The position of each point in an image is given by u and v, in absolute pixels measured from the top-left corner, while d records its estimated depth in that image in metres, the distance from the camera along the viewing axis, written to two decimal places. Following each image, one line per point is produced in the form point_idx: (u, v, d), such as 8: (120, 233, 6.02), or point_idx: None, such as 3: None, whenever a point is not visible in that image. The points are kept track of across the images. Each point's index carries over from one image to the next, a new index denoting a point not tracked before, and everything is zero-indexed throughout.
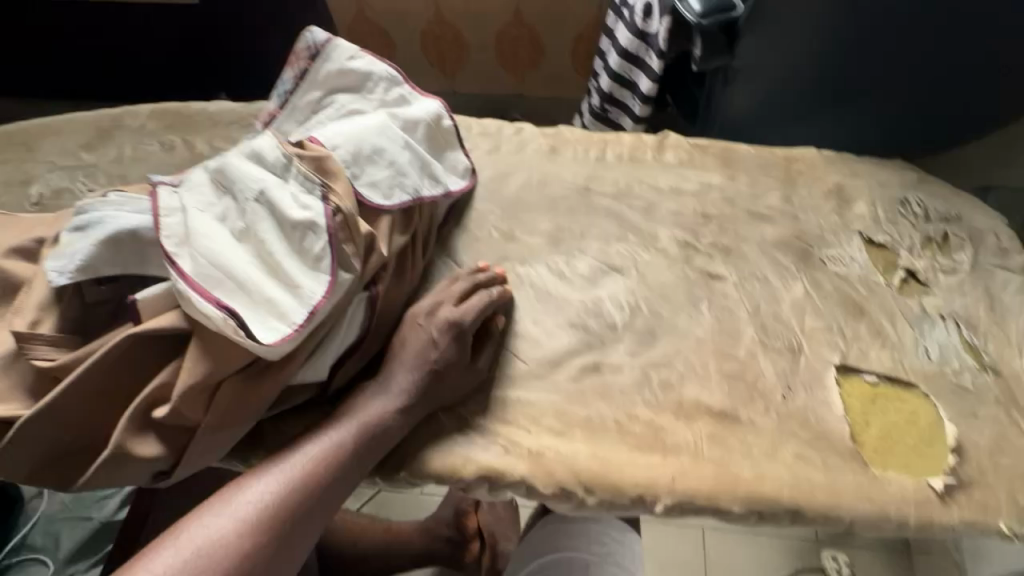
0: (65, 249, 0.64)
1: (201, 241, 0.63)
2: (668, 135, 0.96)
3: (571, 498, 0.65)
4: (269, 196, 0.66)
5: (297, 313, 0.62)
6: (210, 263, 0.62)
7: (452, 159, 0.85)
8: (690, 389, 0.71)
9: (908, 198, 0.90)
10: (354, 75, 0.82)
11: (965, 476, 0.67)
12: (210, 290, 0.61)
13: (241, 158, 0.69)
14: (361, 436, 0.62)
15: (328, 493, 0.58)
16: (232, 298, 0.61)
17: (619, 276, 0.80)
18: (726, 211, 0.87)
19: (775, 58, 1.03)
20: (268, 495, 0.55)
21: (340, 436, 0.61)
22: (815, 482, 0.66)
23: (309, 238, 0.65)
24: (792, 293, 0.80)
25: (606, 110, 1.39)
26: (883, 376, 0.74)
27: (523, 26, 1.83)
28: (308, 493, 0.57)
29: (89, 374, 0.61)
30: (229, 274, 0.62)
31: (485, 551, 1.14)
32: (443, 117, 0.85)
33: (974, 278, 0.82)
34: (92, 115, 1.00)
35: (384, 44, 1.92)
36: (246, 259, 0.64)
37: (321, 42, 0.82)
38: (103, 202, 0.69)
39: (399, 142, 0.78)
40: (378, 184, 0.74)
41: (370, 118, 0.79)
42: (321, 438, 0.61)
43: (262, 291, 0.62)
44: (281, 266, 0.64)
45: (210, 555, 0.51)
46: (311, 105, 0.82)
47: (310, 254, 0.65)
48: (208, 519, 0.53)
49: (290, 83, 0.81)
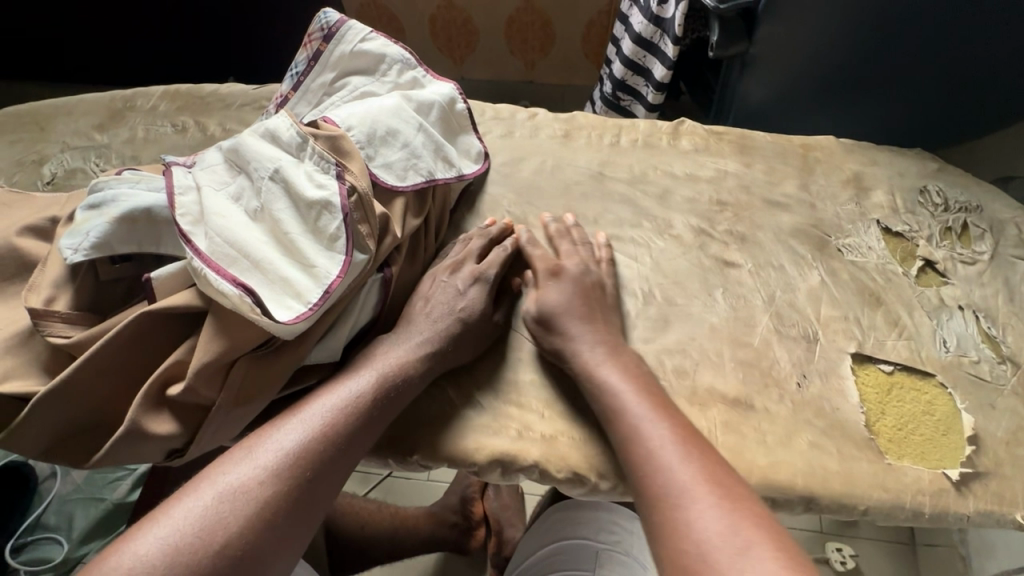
0: (81, 226, 0.64)
1: (219, 220, 0.63)
2: (683, 122, 0.95)
3: (584, 482, 0.65)
4: (284, 174, 0.66)
5: (312, 293, 0.61)
6: (227, 242, 0.61)
7: (465, 143, 0.85)
8: (704, 376, 0.71)
9: (927, 187, 0.88)
10: (367, 57, 0.81)
11: (981, 468, 0.67)
12: (227, 267, 0.60)
13: (257, 138, 0.69)
14: (380, 388, 0.61)
15: (351, 443, 0.57)
16: (248, 276, 0.60)
17: (633, 263, 0.80)
18: (742, 199, 0.86)
19: (795, 47, 1.02)
20: (291, 443, 0.54)
21: (362, 386, 0.61)
22: (829, 470, 0.66)
23: (324, 217, 0.64)
24: (808, 282, 0.79)
25: (618, 98, 1.38)
26: (900, 366, 0.73)
27: (534, 12, 1.81)
28: (330, 440, 0.56)
29: (103, 353, 0.61)
30: (244, 253, 0.61)
31: (491, 537, 1.18)
32: (456, 101, 0.85)
33: (995, 269, 0.81)
34: (105, 96, 0.99)
35: (394, 30, 1.91)
36: (261, 238, 0.64)
37: (334, 24, 0.80)
38: (119, 180, 0.69)
39: (413, 124, 0.77)
40: (392, 166, 0.74)
41: (385, 100, 0.78)
42: (343, 389, 0.60)
43: (277, 270, 0.62)
44: (297, 245, 0.63)
45: (236, 501, 0.50)
46: (325, 88, 0.81)
47: (325, 233, 0.64)
48: (232, 466, 0.52)
49: (304, 64, 0.80)
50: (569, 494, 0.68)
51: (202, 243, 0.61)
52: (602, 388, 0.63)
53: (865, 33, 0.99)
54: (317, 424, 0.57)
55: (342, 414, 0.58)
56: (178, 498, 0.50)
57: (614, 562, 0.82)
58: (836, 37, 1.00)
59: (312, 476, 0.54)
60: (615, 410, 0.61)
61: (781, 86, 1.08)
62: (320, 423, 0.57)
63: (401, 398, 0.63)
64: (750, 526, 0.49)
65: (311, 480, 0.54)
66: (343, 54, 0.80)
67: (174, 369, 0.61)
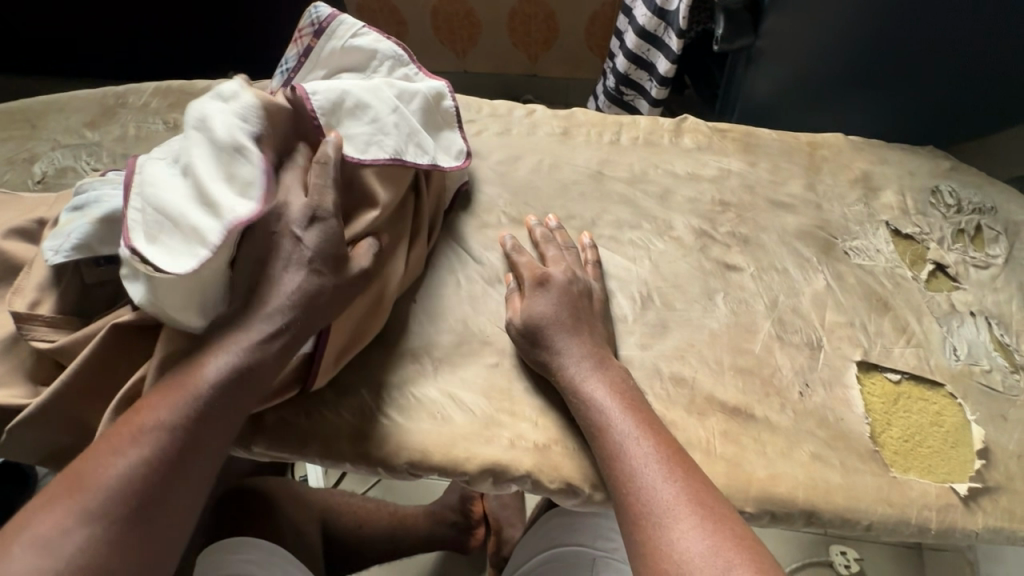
0: (63, 228, 0.63)
1: (148, 189, 0.60)
2: (686, 119, 0.92)
3: (578, 493, 0.64)
4: (206, 124, 0.63)
5: (217, 234, 0.57)
6: (155, 214, 0.58)
7: (448, 139, 0.80)
8: (703, 384, 0.69)
9: (939, 187, 0.85)
10: (354, 47, 0.79)
11: (991, 481, 0.64)
12: (154, 238, 0.57)
13: (200, 99, 0.67)
14: (223, 373, 0.55)
15: (195, 438, 0.53)
16: (165, 236, 0.58)
17: (631, 265, 0.77)
18: (746, 199, 0.84)
19: (802, 40, 0.98)
20: (125, 455, 0.50)
21: (201, 380, 0.54)
22: (832, 483, 0.64)
23: (239, 161, 0.61)
24: (813, 286, 0.77)
25: (621, 92, 1.35)
26: (907, 375, 0.71)
27: (537, 4, 1.78)
28: (170, 444, 0.51)
29: (84, 367, 0.60)
30: (165, 213, 0.58)
31: (490, 535, 1.17)
32: (444, 96, 0.80)
33: (1009, 273, 0.78)
34: (97, 93, 0.98)
35: (394, 23, 1.89)
36: (183, 193, 0.60)
37: (326, 17, 0.78)
38: (103, 180, 0.67)
39: (388, 104, 0.73)
40: (353, 142, 0.70)
41: (362, 81, 0.74)
42: (181, 385, 0.54)
43: (188, 220, 0.58)
44: (208, 191, 0.60)
45: (75, 525, 0.47)
46: (310, 79, 0.79)
47: (239, 178, 0.61)
48: (65, 490, 0.48)
49: (292, 54, 0.79)
50: (562, 505, 0.66)
51: (134, 219, 0.58)
52: (589, 404, 0.62)
53: (876, 26, 0.96)
54: (160, 426, 0.52)
55: (187, 413, 0.53)
56: (32, 512, 0.48)
57: (610, 569, 0.80)
58: (846, 30, 0.97)
59: (153, 486, 0.50)
60: (599, 426, 0.60)
61: (788, 82, 1.04)
62: (162, 425, 0.52)
63: (258, 385, 0.57)
64: (732, 548, 0.49)
65: (157, 490, 0.50)
66: (332, 47, 0.78)
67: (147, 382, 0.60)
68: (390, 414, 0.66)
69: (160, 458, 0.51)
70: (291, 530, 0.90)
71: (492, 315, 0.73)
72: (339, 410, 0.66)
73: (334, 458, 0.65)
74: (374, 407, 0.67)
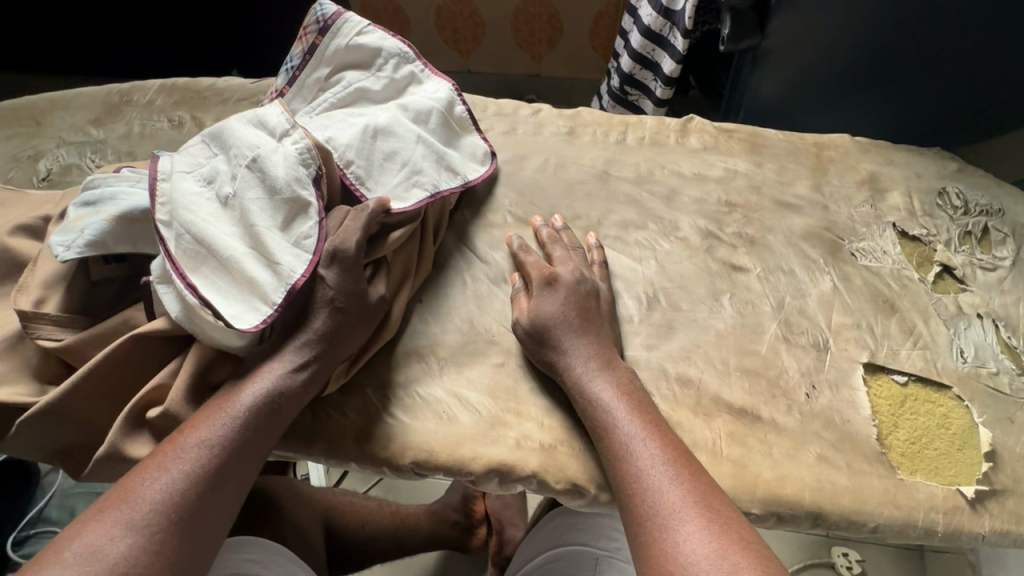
0: (75, 223, 0.62)
1: (189, 215, 0.61)
2: (692, 119, 0.92)
3: (583, 494, 0.64)
4: (261, 162, 0.64)
5: (275, 292, 0.60)
6: (199, 242, 0.60)
7: (470, 145, 0.81)
8: (709, 385, 0.69)
9: (946, 189, 0.85)
10: (364, 55, 0.79)
11: (998, 484, 0.64)
12: (196, 267, 0.60)
13: (244, 123, 0.67)
14: (262, 400, 0.57)
15: (235, 465, 0.53)
16: (215, 277, 0.60)
17: (637, 266, 0.77)
18: (752, 200, 0.83)
19: (809, 41, 0.99)
20: (168, 480, 0.50)
21: (240, 406, 0.56)
22: (839, 485, 0.63)
23: (299, 218, 0.63)
24: (819, 287, 0.76)
25: (626, 92, 1.34)
26: (914, 377, 0.70)
27: (542, 3, 1.77)
28: (210, 462, 0.52)
29: (95, 369, 0.60)
30: (212, 250, 0.60)
31: (492, 534, 1.17)
32: (454, 103, 0.81)
33: (1016, 275, 0.77)
34: (102, 90, 0.98)
35: (398, 22, 1.89)
36: (228, 230, 0.62)
37: (331, 16, 0.78)
38: (116, 177, 0.67)
39: (411, 136, 0.75)
40: (393, 190, 0.71)
41: (375, 112, 0.76)
42: (222, 412, 0.55)
43: (243, 271, 0.60)
44: (261, 239, 0.61)
45: (114, 549, 0.46)
46: (321, 83, 0.79)
47: (296, 233, 0.63)
48: (103, 514, 0.48)
49: (297, 57, 0.78)
50: (568, 505, 0.66)
51: (178, 245, 0.60)
52: (594, 404, 0.61)
53: (883, 26, 0.95)
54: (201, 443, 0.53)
55: (226, 437, 0.54)
56: (76, 526, 0.47)
57: (613, 568, 0.80)
58: (854, 31, 0.96)
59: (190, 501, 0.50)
60: (606, 427, 0.60)
61: (794, 82, 1.04)
62: (205, 445, 0.53)
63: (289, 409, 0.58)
64: (738, 550, 0.49)
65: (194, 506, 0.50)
66: (338, 49, 0.78)
67: (160, 393, 0.60)
68: (396, 413, 0.66)
69: (199, 473, 0.51)
70: (294, 528, 0.90)
71: (498, 315, 0.73)
72: (345, 410, 0.66)
73: (339, 458, 0.65)
74: (380, 406, 0.66)
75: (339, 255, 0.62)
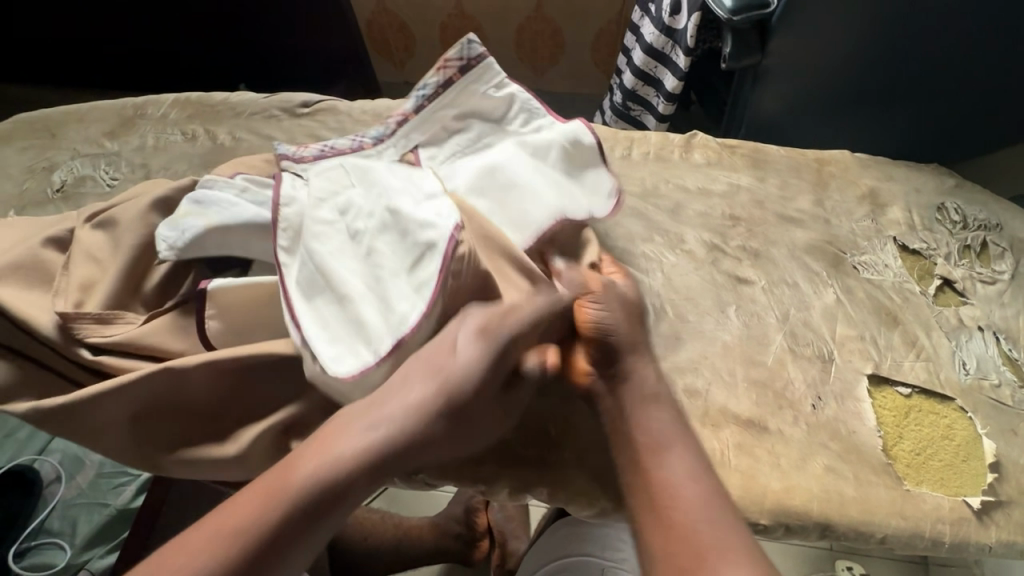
0: (179, 221, 0.64)
1: (317, 246, 0.61)
2: (696, 135, 0.94)
3: (594, 505, 0.64)
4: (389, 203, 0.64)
5: (385, 342, 0.57)
6: (309, 277, 0.60)
7: (594, 180, 0.75)
8: (717, 396, 0.70)
9: (945, 204, 0.86)
10: (496, 99, 0.77)
11: (1003, 495, 0.65)
12: (313, 299, 0.60)
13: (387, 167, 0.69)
14: (359, 478, 0.48)
15: (309, 543, 0.47)
16: (325, 313, 0.60)
17: (643, 278, 0.78)
18: (756, 214, 0.85)
19: (808, 60, 1.01)
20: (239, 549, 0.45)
21: (334, 476, 0.47)
22: (846, 496, 0.64)
23: (425, 261, 0.60)
24: (823, 300, 0.78)
25: (628, 108, 1.37)
26: (918, 389, 0.71)
27: (545, 21, 1.81)
28: (280, 537, 0.46)
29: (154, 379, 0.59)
30: (330, 284, 0.60)
31: (495, 548, 1.14)
32: (582, 134, 0.75)
33: (1015, 288, 0.79)
34: (117, 104, 1.00)
35: (403, 38, 1.94)
36: (350, 267, 0.61)
37: (474, 57, 0.75)
38: (229, 180, 0.67)
39: (532, 170, 0.72)
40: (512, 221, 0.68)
41: (502, 151, 0.74)
42: (316, 478, 0.47)
43: (358, 311, 0.59)
44: (385, 287, 0.60)
45: None
46: (444, 121, 0.77)
47: (420, 280, 0.59)
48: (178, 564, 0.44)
49: (427, 93, 0.76)
50: (578, 516, 0.67)
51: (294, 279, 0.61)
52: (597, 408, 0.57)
53: (879, 46, 0.98)
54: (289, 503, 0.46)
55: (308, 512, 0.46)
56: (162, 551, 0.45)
57: None
58: (851, 50, 0.99)
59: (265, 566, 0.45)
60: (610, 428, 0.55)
61: (793, 100, 1.07)
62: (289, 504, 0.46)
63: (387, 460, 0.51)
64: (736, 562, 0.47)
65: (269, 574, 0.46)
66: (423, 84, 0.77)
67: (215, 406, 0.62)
68: None
69: (274, 539, 0.45)
70: None
71: None
72: None
73: None
74: None
75: (484, 336, 0.53)
